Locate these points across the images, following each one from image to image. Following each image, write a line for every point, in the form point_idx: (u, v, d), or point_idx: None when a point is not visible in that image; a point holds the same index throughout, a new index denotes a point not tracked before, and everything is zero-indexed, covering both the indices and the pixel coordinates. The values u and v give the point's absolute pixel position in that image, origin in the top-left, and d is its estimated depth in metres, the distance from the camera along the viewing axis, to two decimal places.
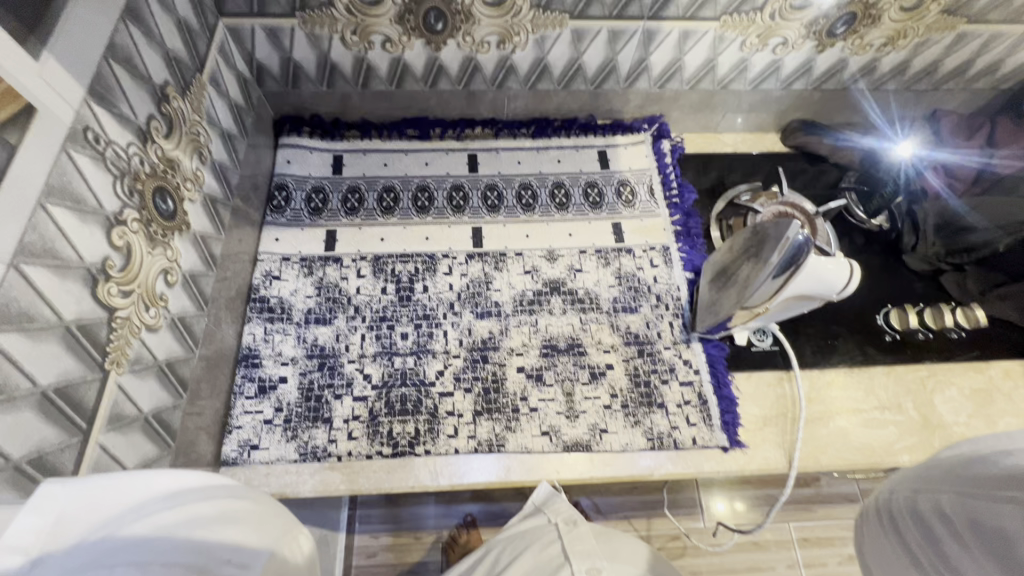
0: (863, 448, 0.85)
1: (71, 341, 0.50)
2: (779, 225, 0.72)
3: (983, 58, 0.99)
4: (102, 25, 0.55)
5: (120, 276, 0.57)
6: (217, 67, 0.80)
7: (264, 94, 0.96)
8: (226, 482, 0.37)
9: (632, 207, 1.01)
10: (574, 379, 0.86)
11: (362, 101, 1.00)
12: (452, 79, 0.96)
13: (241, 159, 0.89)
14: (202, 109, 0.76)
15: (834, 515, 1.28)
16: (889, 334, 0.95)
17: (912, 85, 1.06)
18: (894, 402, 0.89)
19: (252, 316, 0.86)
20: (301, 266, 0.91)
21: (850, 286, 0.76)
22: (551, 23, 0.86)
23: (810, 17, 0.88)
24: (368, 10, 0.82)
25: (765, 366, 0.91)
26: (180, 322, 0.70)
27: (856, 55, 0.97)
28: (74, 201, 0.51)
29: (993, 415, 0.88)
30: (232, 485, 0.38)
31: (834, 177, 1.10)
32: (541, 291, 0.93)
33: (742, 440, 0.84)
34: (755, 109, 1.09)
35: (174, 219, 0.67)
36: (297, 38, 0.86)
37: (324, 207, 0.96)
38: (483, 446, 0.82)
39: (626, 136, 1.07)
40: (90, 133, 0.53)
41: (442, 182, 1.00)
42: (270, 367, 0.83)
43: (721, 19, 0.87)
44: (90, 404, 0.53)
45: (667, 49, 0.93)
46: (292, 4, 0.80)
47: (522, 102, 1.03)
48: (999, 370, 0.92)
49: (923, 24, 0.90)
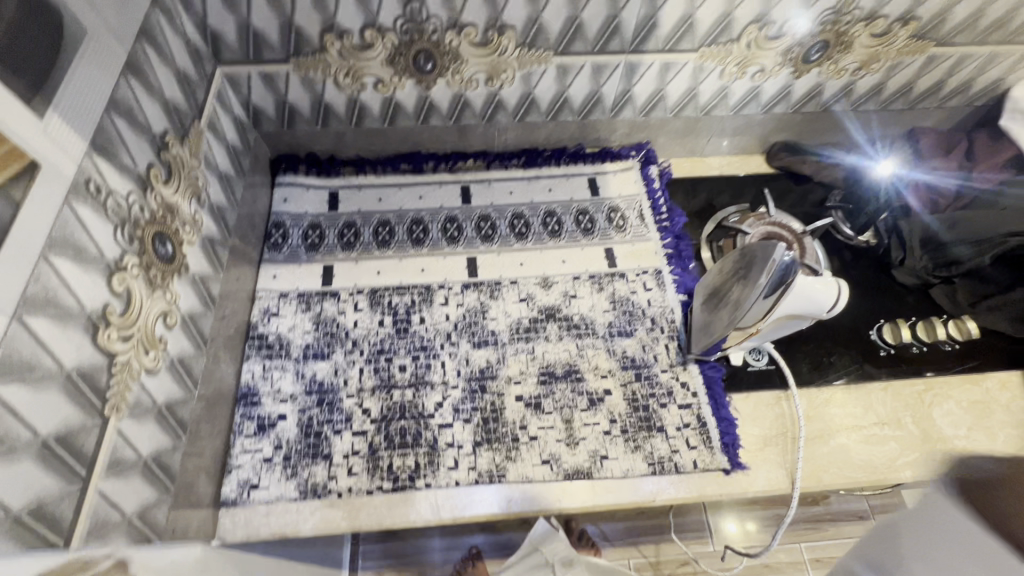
0: (865, 466, 0.85)
1: (71, 388, 0.51)
2: (764, 247, 0.74)
3: (955, 78, 1.03)
4: (104, 81, 0.57)
5: (120, 321, 0.57)
6: (215, 114, 0.83)
7: (260, 135, 0.99)
8: None
9: (623, 232, 1.03)
10: (573, 406, 0.86)
11: (356, 139, 1.03)
12: (443, 115, 0.99)
13: (239, 199, 0.91)
14: (200, 154, 0.78)
15: (843, 535, 1.27)
16: (884, 349, 0.96)
17: (889, 105, 1.09)
18: (893, 417, 0.89)
19: (251, 353, 0.87)
20: (298, 302, 0.92)
21: (838, 306, 0.76)
22: (536, 60, 0.89)
23: (785, 45, 0.92)
24: (359, 55, 0.85)
25: (762, 386, 0.91)
26: (179, 364, 0.70)
27: (832, 79, 1.01)
28: (75, 251, 0.52)
29: (993, 427, 0.88)
30: None
31: (820, 196, 1.12)
32: (537, 318, 0.94)
33: (744, 461, 0.84)
34: (739, 132, 1.12)
35: (172, 262, 0.68)
36: (291, 82, 0.89)
37: (320, 243, 0.98)
38: (484, 477, 0.81)
39: (614, 163, 1.09)
40: (91, 185, 0.55)
41: (436, 214, 1.02)
42: (269, 404, 0.84)
43: (700, 50, 0.91)
44: (89, 450, 0.53)
45: (650, 80, 0.96)
46: (286, 51, 0.83)
47: (512, 134, 1.06)
48: (996, 382, 0.93)
49: (894, 48, 0.94)
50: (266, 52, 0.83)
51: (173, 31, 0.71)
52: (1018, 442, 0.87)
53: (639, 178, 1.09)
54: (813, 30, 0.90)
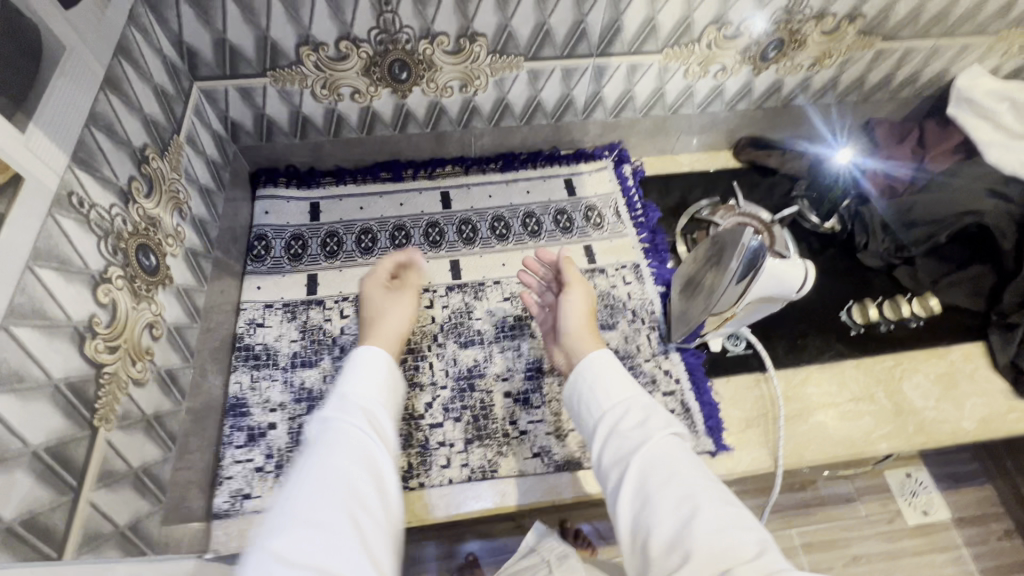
0: (843, 441, 0.88)
1: (60, 399, 0.51)
2: (734, 233, 0.78)
3: (904, 70, 1.09)
4: (83, 96, 0.58)
5: (106, 332, 0.58)
6: (194, 129, 0.84)
7: (239, 149, 1.00)
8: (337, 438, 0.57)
9: (601, 229, 1.06)
10: (561, 400, 0.88)
11: (334, 150, 1.04)
12: (420, 123, 1.01)
13: (219, 212, 0.91)
14: (180, 167, 0.79)
15: (829, 516, 1.31)
16: (854, 329, 1.00)
17: (846, 98, 1.15)
18: (867, 393, 0.93)
19: (238, 365, 0.87)
20: (284, 312, 0.93)
21: (807, 285, 0.79)
22: (508, 66, 0.92)
23: (743, 44, 0.97)
24: (335, 66, 0.87)
25: (741, 370, 0.95)
26: (167, 375, 0.70)
27: (790, 76, 1.06)
28: (60, 262, 0.52)
29: (960, 396, 0.93)
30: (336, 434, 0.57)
31: (785, 187, 1.17)
32: (521, 316, 0.96)
33: (727, 442, 0.88)
34: (706, 129, 1.16)
35: (156, 273, 0.69)
36: (268, 95, 0.90)
37: (303, 253, 0.99)
38: (477, 473, 0.82)
39: (589, 164, 1.13)
40: (74, 198, 0.55)
41: (418, 220, 1.04)
42: (258, 414, 0.84)
43: (663, 52, 0.95)
44: (80, 461, 0.53)
45: (618, 82, 1.00)
46: (262, 65, 0.85)
47: (488, 139, 1.09)
48: (960, 354, 0.98)
49: (844, 44, 1.00)
50: (242, 66, 0.84)
51: (149, 49, 0.72)
52: (984, 409, 0.91)
53: (613, 177, 1.12)
54: (768, 29, 0.95)
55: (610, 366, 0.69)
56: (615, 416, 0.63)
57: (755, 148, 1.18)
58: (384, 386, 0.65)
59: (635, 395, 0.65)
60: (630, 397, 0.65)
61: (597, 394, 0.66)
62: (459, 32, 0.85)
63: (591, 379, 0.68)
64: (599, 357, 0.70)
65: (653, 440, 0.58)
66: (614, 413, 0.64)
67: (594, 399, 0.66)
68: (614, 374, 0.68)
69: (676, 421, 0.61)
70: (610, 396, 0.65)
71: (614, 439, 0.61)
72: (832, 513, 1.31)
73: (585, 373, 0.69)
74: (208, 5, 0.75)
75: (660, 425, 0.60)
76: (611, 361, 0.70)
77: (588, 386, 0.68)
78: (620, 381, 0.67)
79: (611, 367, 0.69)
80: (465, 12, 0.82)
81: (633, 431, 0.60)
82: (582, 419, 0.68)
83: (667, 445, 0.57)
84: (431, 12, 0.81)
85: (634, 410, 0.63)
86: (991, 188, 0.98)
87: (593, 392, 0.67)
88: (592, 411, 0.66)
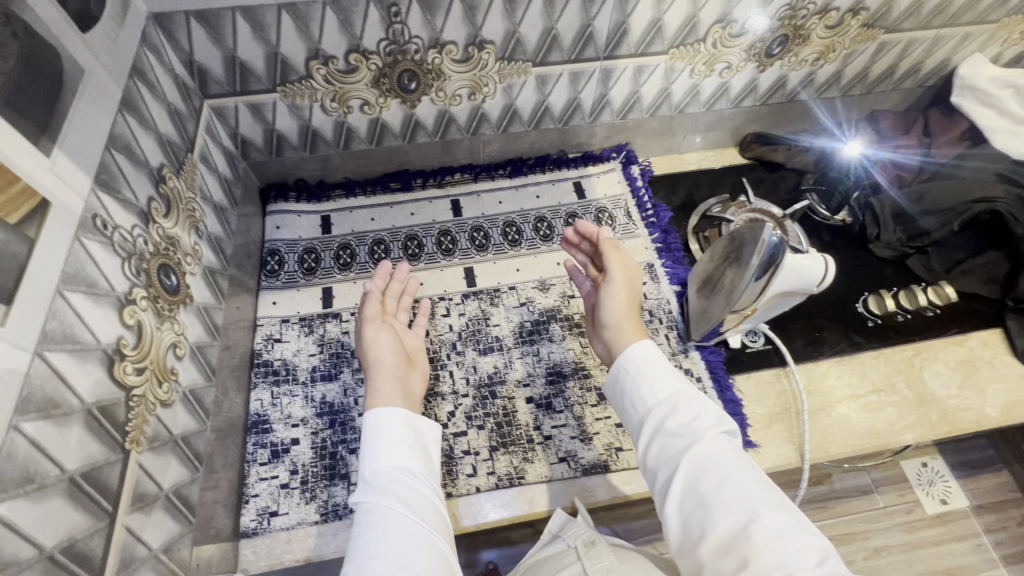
0: (867, 433, 0.88)
1: (93, 423, 0.51)
2: (754, 229, 0.77)
3: (907, 61, 1.09)
4: (102, 118, 0.58)
5: (133, 354, 0.57)
6: (207, 144, 0.85)
7: (249, 165, 1.00)
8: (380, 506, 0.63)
9: (612, 231, 1.06)
10: (583, 403, 0.88)
11: (344, 162, 1.04)
12: (429, 132, 1.02)
13: (231, 228, 0.91)
14: (195, 185, 0.78)
15: (850, 508, 1.30)
16: (871, 319, 1.00)
17: (849, 90, 1.15)
18: (888, 383, 0.93)
19: (257, 381, 0.87)
20: (301, 326, 0.92)
21: (827, 277, 0.80)
22: (516, 72, 0.93)
23: (747, 42, 0.97)
24: (345, 79, 0.87)
25: (761, 366, 0.94)
26: (192, 395, 0.70)
27: (794, 71, 1.06)
28: (88, 285, 0.52)
29: (981, 383, 0.93)
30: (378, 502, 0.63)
31: (793, 181, 1.17)
32: (538, 321, 0.96)
33: (752, 439, 0.87)
34: (712, 127, 1.17)
35: (178, 292, 0.69)
36: (279, 110, 0.90)
37: (317, 266, 0.98)
38: (504, 481, 0.82)
39: (597, 166, 1.13)
40: (98, 220, 0.55)
41: (429, 229, 1.04)
42: (280, 430, 0.83)
43: (669, 52, 0.95)
44: (114, 485, 0.53)
45: (624, 84, 1.00)
46: (273, 80, 0.85)
47: (496, 146, 1.09)
48: (978, 341, 0.97)
49: (847, 37, 1.00)
50: (252, 82, 0.84)
51: (163, 69, 0.72)
52: (1006, 394, 0.91)
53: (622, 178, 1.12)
54: (772, 26, 0.95)
55: (653, 357, 0.70)
56: (665, 412, 0.65)
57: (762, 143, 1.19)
58: (414, 449, 0.69)
59: (679, 390, 0.66)
60: (677, 394, 0.66)
61: (642, 391, 0.68)
62: (468, 39, 0.85)
63: (634, 376, 0.69)
64: (640, 350, 0.71)
65: (704, 441, 0.60)
66: (663, 407, 0.66)
67: (641, 395, 0.68)
68: (657, 366, 0.69)
69: (726, 418, 0.64)
70: (660, 391, 0.67)
71: (662, 438, 0.63)
72: (852, 505, 1.31)
73: (627, 371, 0.70)
74: (219, 23, 0.75)
75: (709, 424, 0.62)
76: (655, 355, 0.70)
77: (634, 382, 0.69)
78: (665, 375, 0.68)
79: (657, 362, 0.70)
80: (473, 20, 0.83)
81: (683, 430, 0.62)
82: (626, 415, 0.70)
83: (718, 445, 0.60)
84: (439, 21, 0.82)
85: (682, 405, 0.65)
86: (1001, 174, 0.99)
87: (638, 389, 0.68)
88: (638, 406, 0.68)
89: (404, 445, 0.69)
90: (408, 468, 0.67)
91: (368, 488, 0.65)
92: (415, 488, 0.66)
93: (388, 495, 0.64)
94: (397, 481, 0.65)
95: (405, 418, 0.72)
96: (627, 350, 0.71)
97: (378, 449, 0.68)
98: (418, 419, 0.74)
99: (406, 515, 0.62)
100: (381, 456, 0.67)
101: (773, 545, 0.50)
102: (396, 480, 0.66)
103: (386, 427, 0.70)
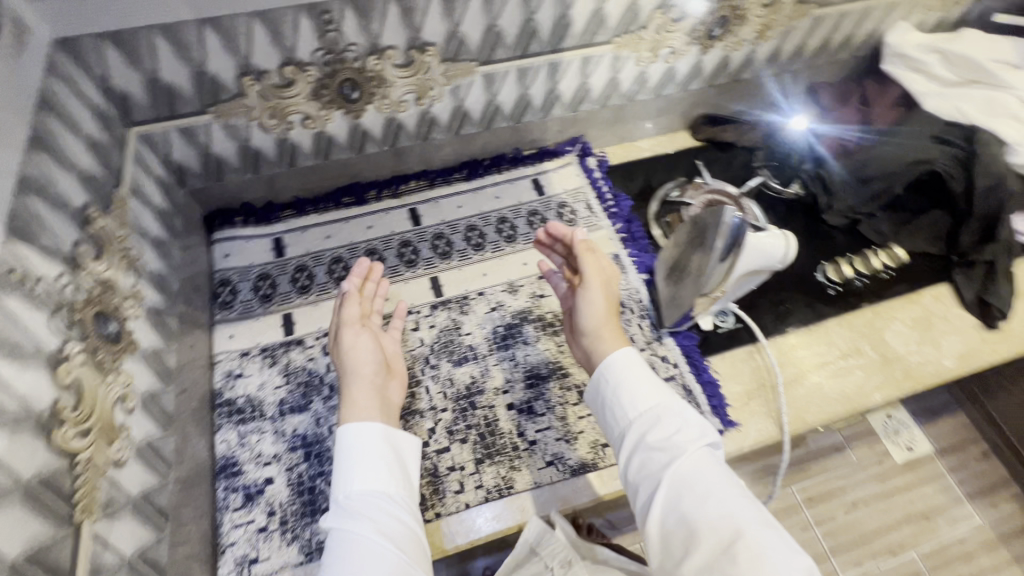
0: (839, 397, 0.90)
1: (33, 500, 0.46)
2: (713, 214, 0.78)
3: (839, 33, 1.13)
4: (8, 161, 0.52)
5: (74, 416, 0.52)
6: (140, 175, 0.79)
7: (188, 193, 0.93)
8: (349, 530, 0.62)
9: (576, 225, 1.05)
10: (565, 403, 0.87)
11: (290, 180, 0.99)
12: (377, 141, 0.98)
13: (174, 263, 0.85)
14: (128, 222, 0.72)
15: (828, 468, 1.35)
16: (832, 287, 1.03)
17: (789, 66, 1.18)
18: (854, 347, 0.96)
19: (222, 422, 0.82)
20: (262, 357, 0.87)
21: (790, 254, 0.82)
22: (462, 72, 0.90)
23: (689, 26, 0.98)
24: (282, 93, 0.82)
25: (734, 344, 0.96)
26: (148, 449, 0.65)
27: (735, 51, 1.08)
28: (10, 348, 0.47)
29: (937, 336, 0.97)
30: (347, 526, 0.63)
31: (745, 159, 1.19)
32: (511, 324, 0.94)
33: (733, 418, 0.88)
34: (662, 113, 1.17)
35: (120, 340, 0.63)
36: (214, 132, 0.85)
37: (273, 292, 0.93)
38: (493, 493, 0.80)
39: (553, 161, 1.12)
40: (16, 274, 0.50)
41: (389, 242, 1.00)
42: (252, 471, 0.78)
43: (614, 41, 0.95)
44: (67, 564, 0.48)
45: (573, 76, 0.99)
46: (203, 101, 0.80)
47: (449, 149, 1.06)
48: (931, 297, 1.02)
49: (782, 14, 1.03)
50: (181, 105, 0.79)
51: (77, 98, 0.66)
52: (960, 345, 0.96)
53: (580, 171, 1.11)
54: (711, 8, 0.96)
55: (634, 369, 0.71)
56: (646, 425, 0.66)
57: (713, 125, 1.20)
58: (389, 468, 0.69)
59: (660, 402, 0.67)
60: (658, 405, 0.67)
61: (623, 403, 0.68)
62: (408, 43, 0.82)
63: (615, 388, 0.70)
64: (622, 358, 0.72)
65: (685, 454, 0.61)
66: (644, 420, 0.66)
67: (623, 407, 0.68)
68: (638, 377, 0.70)
69: (708, 430, 0.64)
70: (641, 402, 0.67)
71: (643, 452, 0.63)
72: (829, 466, 1.35)
73: (608, 383, 0.71)
74: (135, 44, 0.69)
75: (690, 438, 0.63)
76: (636, 366, 0.71)
77: (615, 395, 0.69)
78: (647, 387, 0.69)
79: (637, 372, 0.70)
80: (412, 22, 0.80)
81: (664, 445, 0.63)
82: (609, 428, 0.70)
83: (700, 458, 0.61)
84: (376, 25, 0.78)
85: (664, 417, 0.65)
86: (937, 136, 1.02)
87: (620, 401, 0.69)
88: (619, 418, 0.68)
89: (380, 465, 0.68)
90: (383, 488, 0.67)
91: (338, 512, 0.64)
92: (390, 510, 0.65)
93: (361, 519, 0.63)
94: (370, 504, 0.65)
95: (381, 435, 0.71)
96: (608, 360, 0.72)
97: (352, 468, 0.67)
98: (397, 434, 0.73)
99: (377, 540, 0.61)
100: (355, 476, 0.67)
101: (753, 562, 0.51)
102: (370, 502, 0.65)
103: (361, 448, 0.69)
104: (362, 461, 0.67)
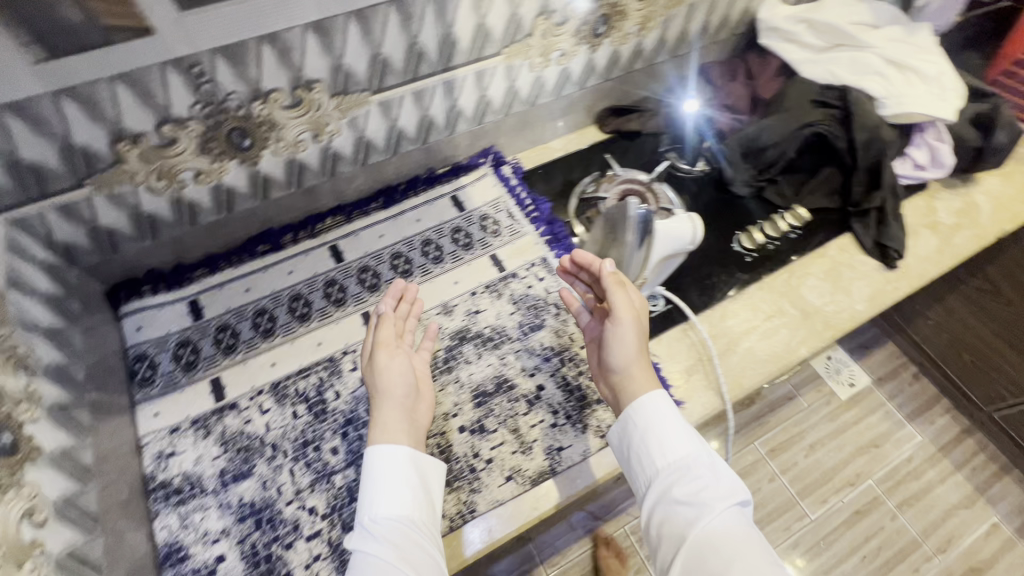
0: (770, 358, 0.96)
1: None
2: (621, 207, 0.82)
3: (716, 14, 1.19)
4: None
5: None
6: (20, 264, 0.73)
7: (82, 271, 0.87)
8: (374, 551, 0.62)
9: (501, 235, 1.06)
10: (515, 415, 0.88)
11: (196, 238, 0.94)
12: (282, 184, 0.95)
13: (76, 348, 0.79)
14: (11, 318, 0.67)
15: (780, 419, 1.42)
16: (748, 255, 1.09)
17: (677, 50, 1.23)
18: (776, 308, 1.02)
19: (159, 507, 0.76)
20: (195, 430, 0.83)
21: (698, 236, 0.84)
22: (357, 104, 0.89)
23: (573, 27, 1.00)
24: (166, 152, 0.78)
25: (668, 325, 0.99)
26: (77, 557, 0.62)
27: (623, 45, 1.12)
28: None
29: (847, 284, 1.04)
30: (372, 546, 0.62)
31: (652, 144, 1.24)
32: (451, 346, 0.93)
33: (678, 397, 0.91)
34: (567, 112, 1.20)
35: (16, 451, 0.61)
36: (98, 205, 0.79)
37: (197, 358, 0.88)
38: (457, 520, 0.79)
39: (468, 175, 1.12)
40: None
41: (313, 282, 0.97)
42: (199, 552, 0.74)
43: (503, 52, 0.96)
44: None
45: (470, 91, 1.00)
46: (78, 175, 0.75)
47: (361, 179, 1.04)
48: (836, 248, 1.10)
49: (658, 5, 1.07)
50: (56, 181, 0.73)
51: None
52: (868, 289, 1.04)
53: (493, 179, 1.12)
54: (590, 9, 0.99)
55: (662, 413, 0.73)
56: (673, 478, 0.68)
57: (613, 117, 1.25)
58: (411, 494, 0.68)
59: (687, 459, 0.69)
60: (685, 458, 0.69)
61: (651, 453, 0.71)
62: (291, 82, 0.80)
63: (641, 439, 0.72)
64: (651, 401, 0.73)
65: (715, 514, 0.63)
66: (672, 475, 0.68)
67: (651, 458, 0.71)
68: (668, 422, 0.72)
69: (739, 489, 0.66)
70: (667, 456, 0.70)
71: (671, 510, 0.66)
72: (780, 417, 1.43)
73: (636, 429, 0.73)
74: None
75: (718, 496, 0.65)
76: (663, 410, 0.73)
77: (642, 445, 0.72)
78: (674, 437, 0.71)
79: (666, 417, 0.73)
80: (291, 62, 0.77)
81: (690, 502, 0.65)
82: (634, 477, 0.73)
83: (731, 520, 0.63)
84: (252, 69, 0.75)
85: (691, 474, 0.68)
86: (816, 98, 1.09)
87: (648, 453, 0.71)
88: (648, 471, 0.71)
89: (406, 489, 0.67)
90: (405, 512, 0.66)
91: (364, 534, 0.64)
92: (411, 535, 0.64)
93: (385, 544, 0.63)
94: (393, 529, 0.64)
95: (409, 459, 0.70)
96: (635, 403, 0.74)
97: (375, 493, 0.67)
98: (422, 459, 0.72)
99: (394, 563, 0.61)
100: (380, 502, 0.66)
101: None
102: (393, 528, 0.64)
103: (389, 474, 0.68)
104: (388, 483, 0.67)
